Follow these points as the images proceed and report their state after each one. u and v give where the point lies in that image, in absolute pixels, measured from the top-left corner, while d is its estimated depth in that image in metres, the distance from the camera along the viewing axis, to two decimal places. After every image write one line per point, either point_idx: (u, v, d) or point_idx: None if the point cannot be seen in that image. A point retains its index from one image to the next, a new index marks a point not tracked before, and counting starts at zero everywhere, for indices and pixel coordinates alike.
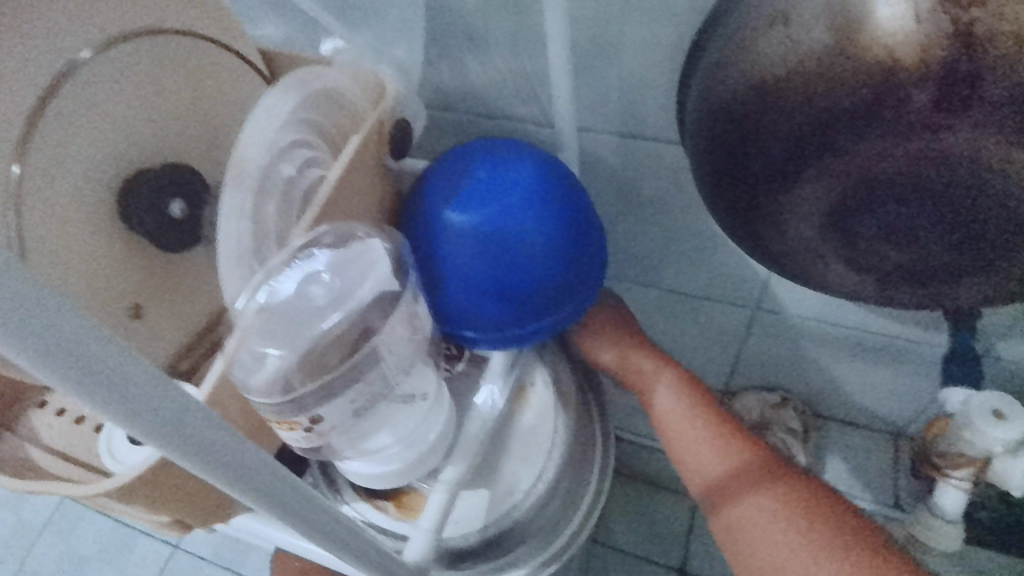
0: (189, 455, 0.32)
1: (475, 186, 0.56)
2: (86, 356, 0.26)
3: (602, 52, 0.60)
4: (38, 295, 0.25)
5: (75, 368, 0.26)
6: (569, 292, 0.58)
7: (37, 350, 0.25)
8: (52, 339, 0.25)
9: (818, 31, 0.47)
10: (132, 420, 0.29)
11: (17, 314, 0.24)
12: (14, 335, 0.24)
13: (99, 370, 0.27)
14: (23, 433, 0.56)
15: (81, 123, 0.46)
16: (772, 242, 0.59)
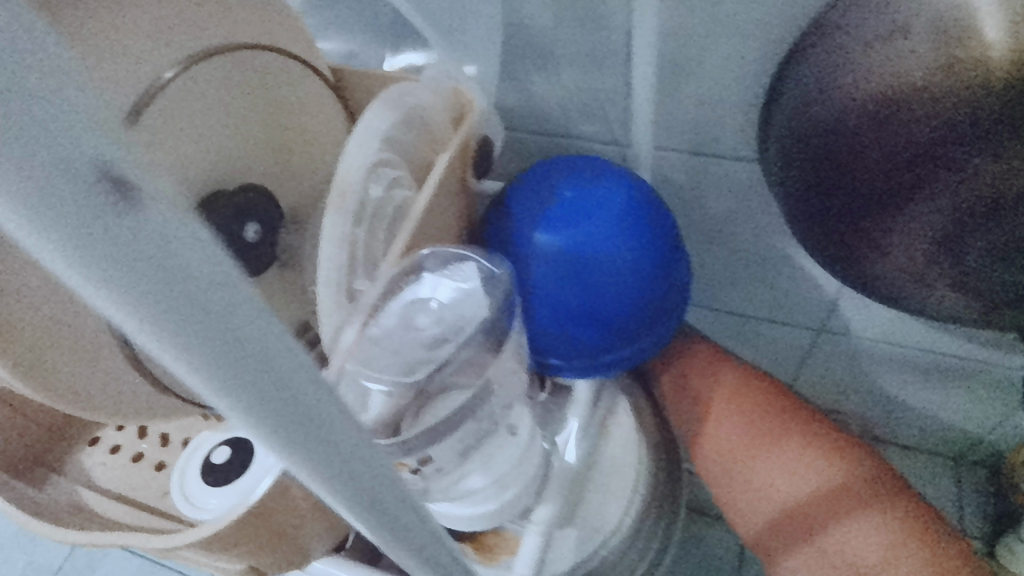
0: (356, 507, 0.26)
1: (562, 207, 0.53)
2: (262, 376, 0.19)
3: (681, 69, 0.57)
4: (172, 228, 0.16)
5: (247, 391, 0.19)
6: (657, 320, 0.55)
7: (204, 363, 0.18)
8: (228, 353, 0.18)
9: (921, 48, 0.45)
10: (306, 463, 0.22)
11: (141, 255, 0.16)
12: (141, 297, 0.16)
13: (275, 397, 0.20)
14: (74, 474, 0.52)
15: (164, 144, 0.43)
16: (870, 264, 0.58)
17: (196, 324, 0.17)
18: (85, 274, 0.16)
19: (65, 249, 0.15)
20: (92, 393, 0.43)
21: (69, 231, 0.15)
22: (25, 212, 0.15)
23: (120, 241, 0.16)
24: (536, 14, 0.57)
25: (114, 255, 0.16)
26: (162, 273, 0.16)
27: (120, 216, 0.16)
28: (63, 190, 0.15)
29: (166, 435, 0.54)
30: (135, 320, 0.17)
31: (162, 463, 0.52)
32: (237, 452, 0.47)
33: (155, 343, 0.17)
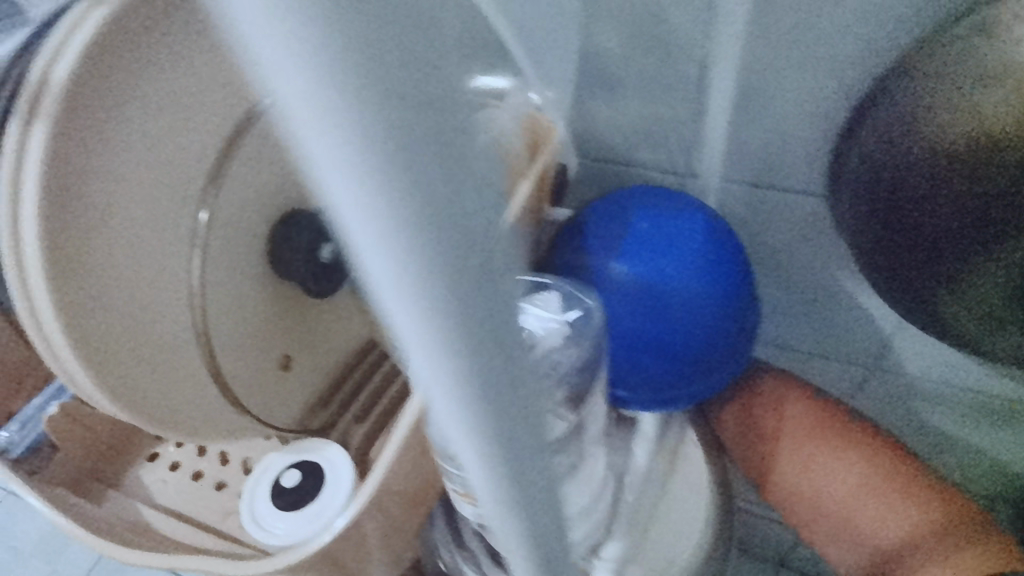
0: (531, 521, 0.23)
1: (639, 240, 0.52)
2: (507, 335, 0.18)
3: (760, 102, 0.57)
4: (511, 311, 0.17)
5: (491, 354, 0.17)
6: (728, 357, 0.54)
7: (467, 317, 0.16)
8: (488, 307, 0.17)
9: (1003, 101, 0.42)
10: (506, 459, 0.20)
11: (484, 335, 0.17)
12: (466, 372, 0.17)
13: (509, 364, 0.18)
14: (134, 491, 0.51)
15: (261, 165, 0.43)
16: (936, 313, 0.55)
17: (466, 275, 0.16)
18: (396, 198, 0.14)
19: (385, 165, 0.13)
20: (176, 416, 0.41)
21: (404, 139, 0.13)
22: (364, 115, 0.13)
23: (471, 322, 0.17)
24: (611, 42, 0.57)
25: (465, 331, 0.16)
26: (496, 348, 0.17)
27: (487, 302, 0.17)
28: (455, 259, 0.15)
29: (225, 454, 0.53)
30: (415, 268, 0.15)
31: (222, 483, 0.51)
32: (308, 478, 0.46)
33: (424, 298, 0.15)
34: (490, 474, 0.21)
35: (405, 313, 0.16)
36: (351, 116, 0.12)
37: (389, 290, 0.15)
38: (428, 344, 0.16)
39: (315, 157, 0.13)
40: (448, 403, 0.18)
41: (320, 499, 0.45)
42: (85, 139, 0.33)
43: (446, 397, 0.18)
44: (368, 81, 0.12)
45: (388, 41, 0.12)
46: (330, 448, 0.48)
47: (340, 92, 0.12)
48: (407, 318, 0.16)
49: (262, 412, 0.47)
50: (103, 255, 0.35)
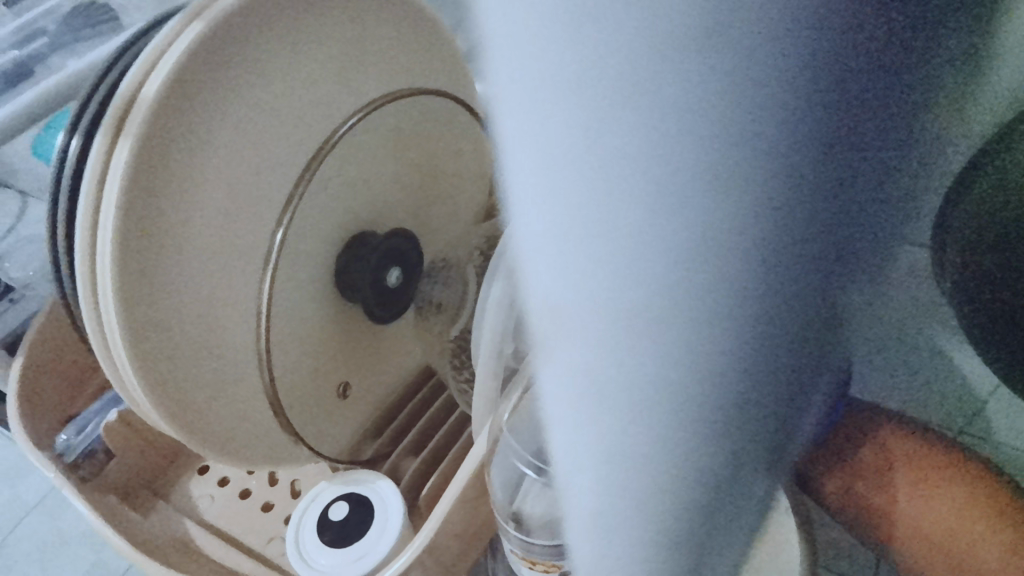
0: (651, 549, 0.20)
1: None
2: (692, 313, 0.15)
3: None
4: (689, 349, 0.15)
5: (661, 347, 0.15)
6: None
7: (647, 275, 0.14)
8: (675, 299, 0.14)
9: None
10: (645, 486, 0.17)
11: (653, 371, 0.15)
12: (624, 404, 0.15)
13: (678, 363, 0.15)
14: (182, 506, 0.50)
15: (338, 188, 0.42)
16: None
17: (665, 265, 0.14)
18: (606, 180, 0.12)
19: (619, 138, 0.12)
20: (233, 440, 0.41)
21: (651, 121, 0.12)
22: (625, 72, 0.11)
23: (647, 352, 0.15)
24: None
25: (638, 361, 0.15)
26: (666, 381, 0.16)
27: (668, 331, 0.15)
28: (647, 273, 0.14)
29: (273, 475, 0.51)
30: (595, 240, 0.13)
31: (268, 504, 0.50)
32: (355, 512, 0.43)
33: (601, 276, 0.13)
34: (603, 473, 0.17)
35: (575, 291, 0.13)
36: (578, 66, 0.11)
37: (554, 258, 0.13)
38: (582, 321, 0.14)
39: (509, 105, 0.11)
40: (576, 401, 0.15)
41: (366, 537, 0.42)
42: (165, 150, 0.32)
43: (584, 405, 0.15)
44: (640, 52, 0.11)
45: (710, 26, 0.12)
46: (380, 482, 0.44)
47: (579, 50, 0.11)
48: (565, 299, 0.13)
49: (314, 442, 0.46)
50: (171, 267, 0.34)
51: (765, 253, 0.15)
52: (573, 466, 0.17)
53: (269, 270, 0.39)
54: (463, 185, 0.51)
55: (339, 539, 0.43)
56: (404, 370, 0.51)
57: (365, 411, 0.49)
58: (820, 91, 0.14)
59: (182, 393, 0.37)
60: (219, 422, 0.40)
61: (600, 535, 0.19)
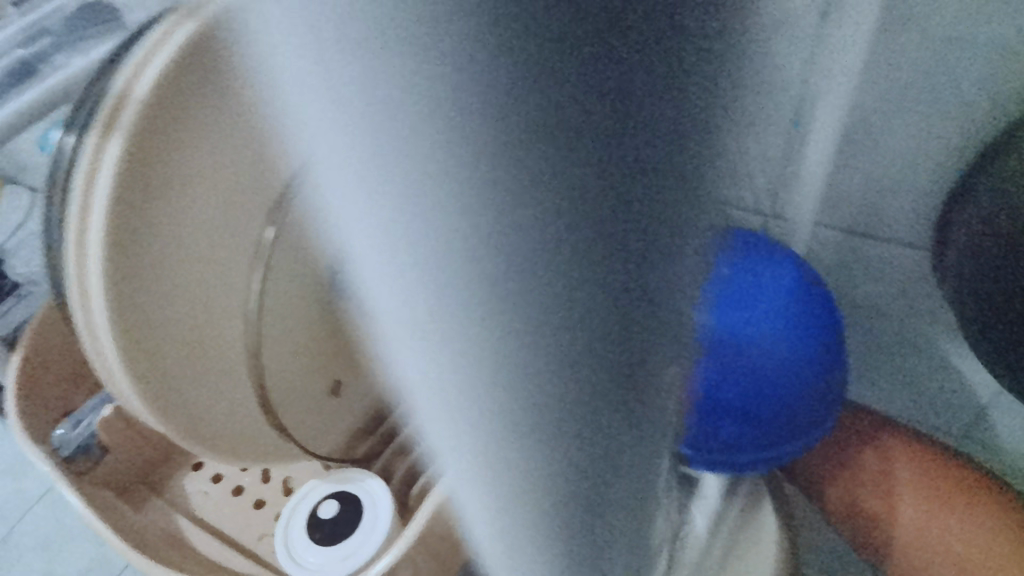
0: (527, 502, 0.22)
1: (721, 290, 0.47)
2: (497, 291, 0.16)
3: (864, 145, 0.51)
4: (500, 327, 0.17)
5: (463, 320, 0.16)
6: (805, 424, 0.48)
7: (436, 255, 0.15)
8: (474, 280, 0.16)
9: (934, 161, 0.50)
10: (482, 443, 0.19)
11: (467, 340, 0.17)
12: (444, 366, 0.17)
13: (485, 336, 0.17)
14: (176, 502, 0.50)
15: None
16: None
17: (495, 258, 0.15)
18: (444, 172, 0.14)
19: (457, 143, 0.14)
20: (223, 438, 0.42)
21: (486, 116, 0.14)
22: (392, 77, 0.13)
23: (455, 324, 0.16)
24: None
25: (449, 329, 0.17)
26: (485, 352, 0.17)
27: (476, 309, 0.16)
28: (439, 252, 0.15)
29: (267, 471, 0.51)
30: (430, 217, 0.14)
31: (260, 502, 0.50)
32: (346, 510, 0.43)
33: (393, 263, 0.15)
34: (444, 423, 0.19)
35: (388, 267, 0.16)
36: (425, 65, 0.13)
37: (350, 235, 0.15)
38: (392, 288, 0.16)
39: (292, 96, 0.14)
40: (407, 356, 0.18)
41: (355, 536, 0.42)
42: (157, 150, 0.32)
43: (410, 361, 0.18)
44: (493, 58, 0.13)
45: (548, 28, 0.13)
46: (371, 480, 0.44)
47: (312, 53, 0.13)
48: (375, 271, 0.16)
49: (307, 440, 0.47)
50: (163, 267, 0.34)
51: (610, 253, 0.17)
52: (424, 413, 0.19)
53: (260, 271, 0.39)
54: None
55: (330, 537, 0.43)
56: None
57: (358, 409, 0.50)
58: (593, 78, 0.14)
59: (172, 393, 0.37)
60: (208, 421, 0.40)
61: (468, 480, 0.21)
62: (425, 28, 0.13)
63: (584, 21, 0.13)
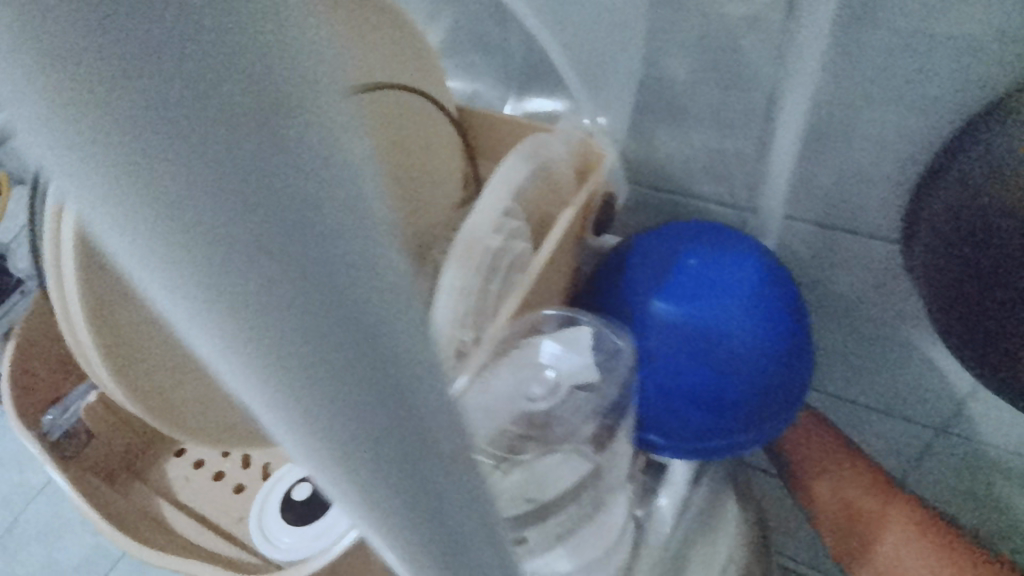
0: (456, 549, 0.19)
1: (686, 278, 0.48)
2: (328, 356, 0.13)
3: (832, 138, 0.52)
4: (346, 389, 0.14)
5: (305, 396, 0.14)
6: (767, 411, 0.49)
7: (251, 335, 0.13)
8: (297, 347, 0.13)
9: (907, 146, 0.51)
10: (381, 508, 0.17)
11: (317, 410, 0.14)
12: (309, 442, 0.15)
13: (333, 407, 0.14)
14: (157, 487, 0.52)
15: None
16: None
17: (316, 368, 0.13)
18: (231, 310, 0.12)
19: (215, 272, 0.12)
20: (188, 417, 0.42)
21: (215, 201, 0.11)
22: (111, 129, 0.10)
23: (300, 395, 0.14)
24: (676, 69, 0.53)
25: (297, 407, 0.14)
26: (343, 418, 0.14)
27: (314, 377, 0.13)
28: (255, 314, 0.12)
29: (248, 457, 0.53)
30: (226, 341, 0.13)
31: (241, 486, 0.51)
32: (318, 492, 0.45)
33: (206, 337, 0.13)
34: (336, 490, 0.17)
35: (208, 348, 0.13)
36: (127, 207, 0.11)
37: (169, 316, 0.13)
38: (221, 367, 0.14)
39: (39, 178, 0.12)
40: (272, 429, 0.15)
41: (328, 517, 0.43)
42: None
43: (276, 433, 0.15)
44: (188, 151, 0.10)
45: (195, 143, 0.10)
46: None
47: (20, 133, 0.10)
48: (203, 352, 0.13)
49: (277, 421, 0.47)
50: None
51: (423, 357, 0.15)
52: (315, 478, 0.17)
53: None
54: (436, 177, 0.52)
55: (302, 518, 0.44)
56: None
57: None
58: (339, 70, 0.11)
59: (143, 373, 0.38)
60: (180, 399, 0.41)
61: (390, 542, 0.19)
62: (88, 149, 0.10)
63: (272, 98, 0.11)
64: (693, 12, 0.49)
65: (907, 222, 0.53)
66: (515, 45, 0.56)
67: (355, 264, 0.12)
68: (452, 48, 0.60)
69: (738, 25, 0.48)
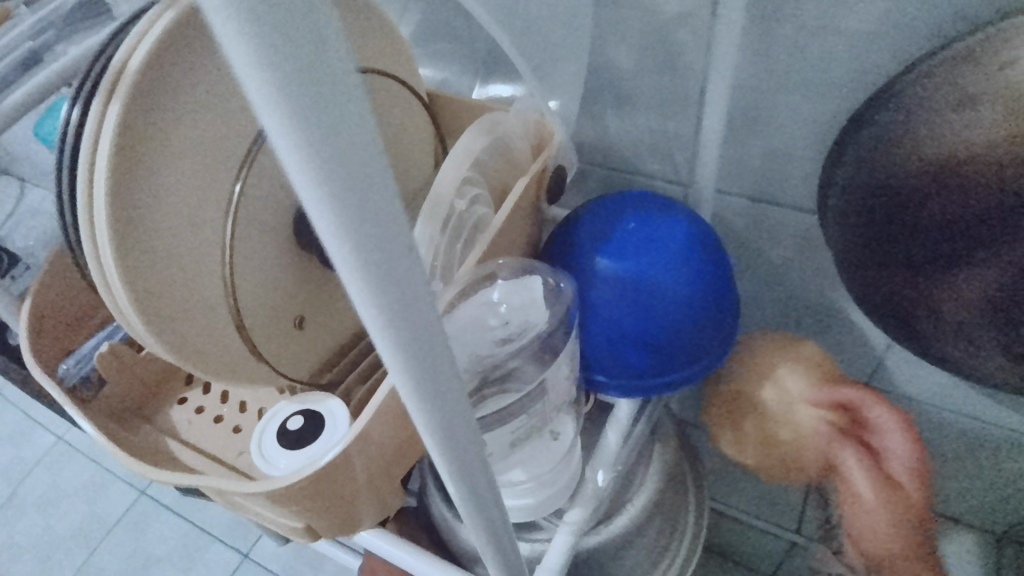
0: (443, 377, 0.27)
1: (626, 238, 0.56)
2: (388, 195, 0.20)
3: (754, 119, 0.60)
4: (394, 221, 0.21)
5: (375, 226, 0.21)
6: (699, 351, 0.56)
7: (352, 173, 0.19)
8: (373, 186, 0.20)
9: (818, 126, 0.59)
10: (405, 331, 0.24)
11: (376, 239, 0.21)
12: (369, 271, 0.21)
13: (389, 235, 0.21)
14: (163, 429, 0.58)
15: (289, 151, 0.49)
16: (922, 306, 0.58)
17: (363, 201, 0.20)
18: (338, 155, 0.19)
19: (312, 122, 0.18)
20: (204, 353, 0.47)
21: (336, 76, 0.18)
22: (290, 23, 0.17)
23: (367, 227, 0.20)
24: (621, 59, 0.60)
25: (367, 236, 0.21)
26: (389, 246, 0.21)
27: (377, 209, 0.20)
28: (350, 160, 0.19)
29: (244, 403, 0.59)
30: (311, 174, 0.19)
31: (237, 427, 0.58)
32: (308, 421, 0.52)
33: (317, 181, 0.19)
34: (381, 321, 0.23)
35: (318, 192, 0.19)
36: (268, 70, 0.17)
37: (291, 171, 0.19)
38: (322, 210, 0.20)
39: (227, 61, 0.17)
40: (342, 266, 0.21)
41: (317, 441, 0.50)
42: (147, 113, 0.40)
43: (347, 270, 0.21)
44: (325, 41, 0.17)
45: (327, 35, 0.17)
46: (331, 400, 0.53)
47: (236, 20, 0.16)
48: (312, 197, 0.19)
49: (276, 363, 0.53)
50: (155, 214, 0.42)
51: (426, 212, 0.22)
52: (366, 318, 0.23)
53: (231, 215, 0.46)
54: (410, 154, 0.59)
55: (295, 443, 0.51)
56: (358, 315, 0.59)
57: (318, 347, 0.56)
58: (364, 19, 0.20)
59: (162, 311, 0.44)
60: (192, 335, 0.47)
61: (405, 372, 0.26)
62: (270, 32, 0.17)
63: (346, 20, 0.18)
64: (630, 8, 0.56)
65: (819, 186, 0.61)
66: (480, 38, 0.64)
67: (371, 137, 0.19)
68: (425, 42, 0.67)
69: (670, 19, 0.56)
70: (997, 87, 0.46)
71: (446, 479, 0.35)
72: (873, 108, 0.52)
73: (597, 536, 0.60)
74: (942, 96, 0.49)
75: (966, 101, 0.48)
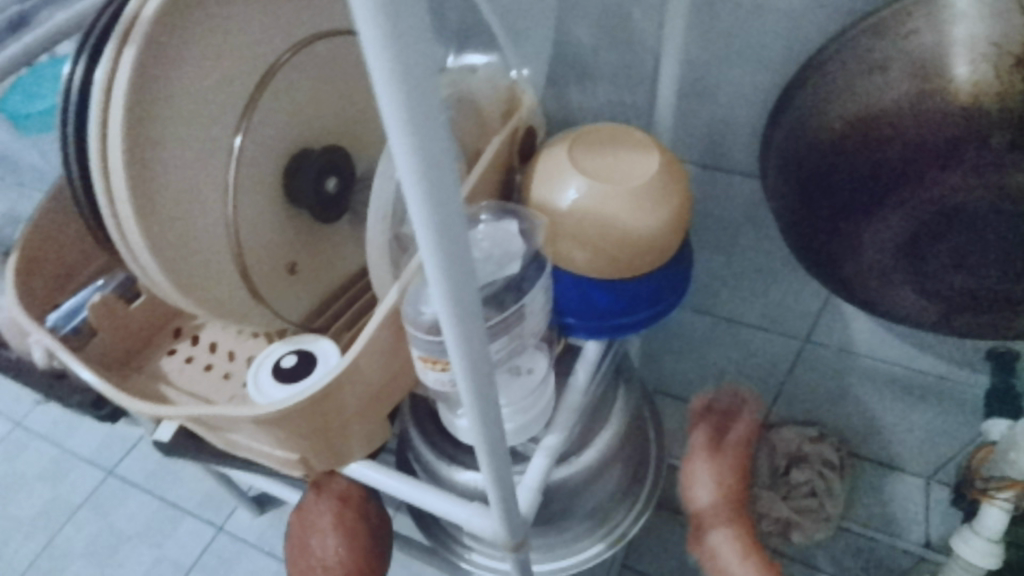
0: (466, 271, 0.31)
1: None
2: (438, 97, 0.24)
3: (703, 90, 0.66)
4: (441, 119, 0.25)
5: (426, 122, 0.25)
6: (660, 292, 0.59)
7: (417, 74, 0.23)
8: (430, 88, 0.24)
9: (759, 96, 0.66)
10: (439, 221, 0.28)
11: (428, 132, 0.25)
12: (419, 159, 0.26)
13: (435, 131, 0.25)
14: (155, 376, 0.61)
15: (280, 109, 0.53)
16: (850, 259, 0.66)
17: (427, 114, 0.24)
18: (410, 57, 0.23)
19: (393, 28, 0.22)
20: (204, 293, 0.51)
21: None
22: None
23: (420, 121, 0.24)
24: (583, 35, 0.66)
25: (419, 129, 0.25)
26: (435, 139, 0.25)
27: (430, 106, 0.24)
28: (416, 63, 0.23)
29: (232, 352, 0.62)
30: (392, 87, 0.23)
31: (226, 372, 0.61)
32: (303, 358, 0.56)
33: (385, 78, 0.23)
34: (422, 207, 0.27)
35: (387, 85, 0.23)
36: None
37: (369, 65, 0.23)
38: (389, 101, 0.24)
39: None
40: (398, 154, 0.26)
41: (313, 373, 0.55)
42: (157, 62, 0.43)
43: (402, 159, 0.26)
44: None
45: None
46: (322, 340, 0.57)
47: None
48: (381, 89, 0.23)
49: (271, 305, 0.57)
50: (163, 158, 0.45)
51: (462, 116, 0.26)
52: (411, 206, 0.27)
53: (232, 165, 0.50)
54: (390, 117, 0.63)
55: (290, 378, 0.55)
56: (344, 267, 0.63)
57: (305, 296, 0.60)
58: None
59: (169, 250, 0.47)
60: (194, 275, 0.50)
61: (438, 262, 0.30)
62: None
63: None
64: None
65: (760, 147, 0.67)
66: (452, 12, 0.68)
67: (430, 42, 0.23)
68: None
69: None
70: (902, 54, 0.55)
71: (461, 394, 0.40)
72: (810, 71, 0.59)
73: (566, 469, 0.65)
74: (865, 62, 0.56)
75: (885, 61, 0.55)
